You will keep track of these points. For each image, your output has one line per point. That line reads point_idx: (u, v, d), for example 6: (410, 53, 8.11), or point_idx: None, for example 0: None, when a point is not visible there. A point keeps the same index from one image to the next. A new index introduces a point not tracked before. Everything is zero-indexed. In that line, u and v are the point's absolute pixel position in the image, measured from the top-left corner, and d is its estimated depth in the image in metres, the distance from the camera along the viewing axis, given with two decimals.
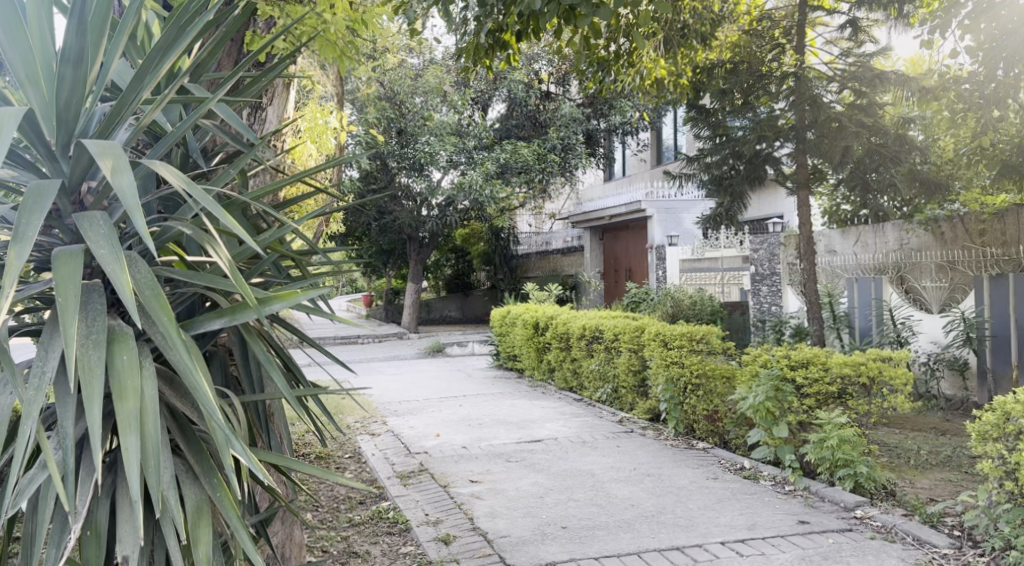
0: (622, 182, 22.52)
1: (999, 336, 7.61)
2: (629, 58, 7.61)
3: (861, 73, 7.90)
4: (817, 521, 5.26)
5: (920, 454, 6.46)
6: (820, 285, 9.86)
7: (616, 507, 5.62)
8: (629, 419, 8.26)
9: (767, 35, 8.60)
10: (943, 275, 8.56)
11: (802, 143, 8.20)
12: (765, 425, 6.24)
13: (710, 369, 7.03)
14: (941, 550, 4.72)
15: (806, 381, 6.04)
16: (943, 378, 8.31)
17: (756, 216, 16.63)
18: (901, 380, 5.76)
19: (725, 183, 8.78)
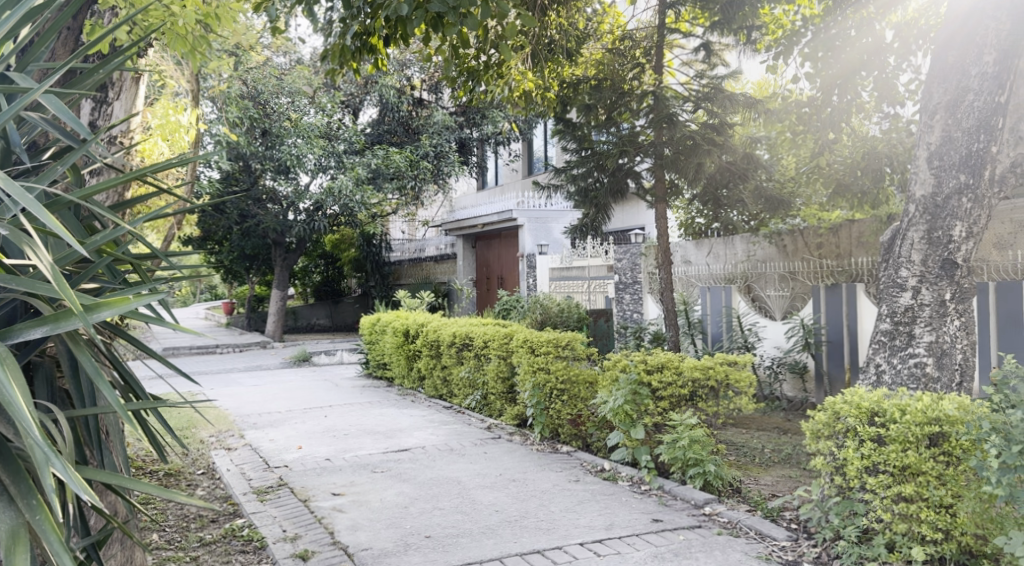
0: (495, 192, 22.84)
1: (834, 341, 8.32)
2: (498, 69, 7.72)
3: (714, 94, 8.24)
4: (670, 518, 5.50)
5: (764, 452, 6.90)
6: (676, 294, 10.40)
7: (481, 514, 5.64)
8: (498, 426, 8.31)
9: (629, 54, 8.95)
10: (785, 285, 9.15)
11: (660, 159, 8.67)
12: (624, 428, 6.45)
13: (576, 375, 7.33)
14: (780, 542, 5.05)
15: (661, 384, 6.32)
16: (786, 380, 8.89)
17: (620, 227, 17.25)
18: (746, 382, 6.09)
19: (591, 195, 9.02)
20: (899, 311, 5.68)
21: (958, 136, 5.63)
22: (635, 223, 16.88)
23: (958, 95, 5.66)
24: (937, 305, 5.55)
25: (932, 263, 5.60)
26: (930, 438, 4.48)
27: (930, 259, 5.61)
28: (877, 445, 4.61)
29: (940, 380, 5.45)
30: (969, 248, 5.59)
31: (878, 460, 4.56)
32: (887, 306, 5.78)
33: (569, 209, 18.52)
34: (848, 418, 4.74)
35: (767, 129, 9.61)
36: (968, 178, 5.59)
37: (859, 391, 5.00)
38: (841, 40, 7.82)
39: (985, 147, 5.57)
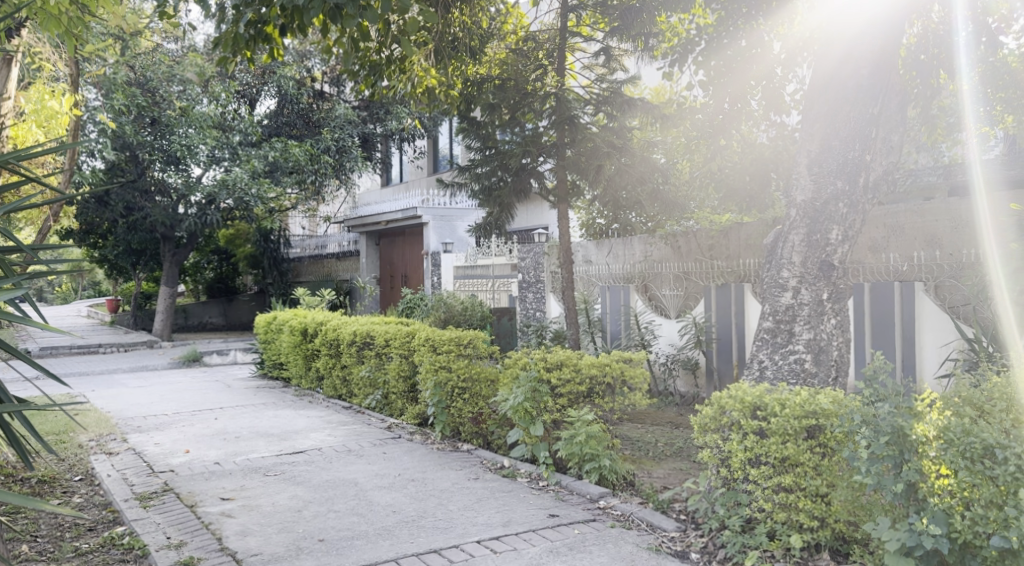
0: (399, 189, 22.60)
1: (723, 338, 8.67)
2: (400, 64, 7.61)
3: (613, 98, 8.58)
4: (566, 513, 5.59)
5: (657, 446, 7.12)
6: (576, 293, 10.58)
7: (377, 515, 5.57)
8: (398, 425, 8.23)
9: (532, 55, 8.96)
10: (680, 285, 9.47)
11: (562, 159, 8.82)
12: (523, 425, 6.51)
13: (477, 373, 7.32)
14: (669, 533, 5.22)
15: (560, 381, 6.38)
16: (679, 376, 9.20)
17: (523, 227, 17.38)
18: (640, 379, 6.32)
19: (494, 194, 8.99)
20: (780, 309, 5.95)
21: (836, 145, 6.01)
22: (538, 223, 17.05)
23: (836, 106, 6.04)
24: (815, 305, 5.86)
25: (811, 265, 5.92)
26: (808, 431, 4.73)
27: (809, 260, 5.92)
28: (758, 438, 4.84)
29: (818, 375, 5.78)
30: (845, 250, 5.93)
31: (760, 451, 4.78)
32: (769, 304, 6.05)
33: (474, 207, 18.51)
34: (734, 412, 4.95)
35: (663, 135, 9.98)
36: (844, 185, 5.96)
37: (744, 386, 5.22)
38: (731, 49, 8.02)
39: (860, 157, 5.95)
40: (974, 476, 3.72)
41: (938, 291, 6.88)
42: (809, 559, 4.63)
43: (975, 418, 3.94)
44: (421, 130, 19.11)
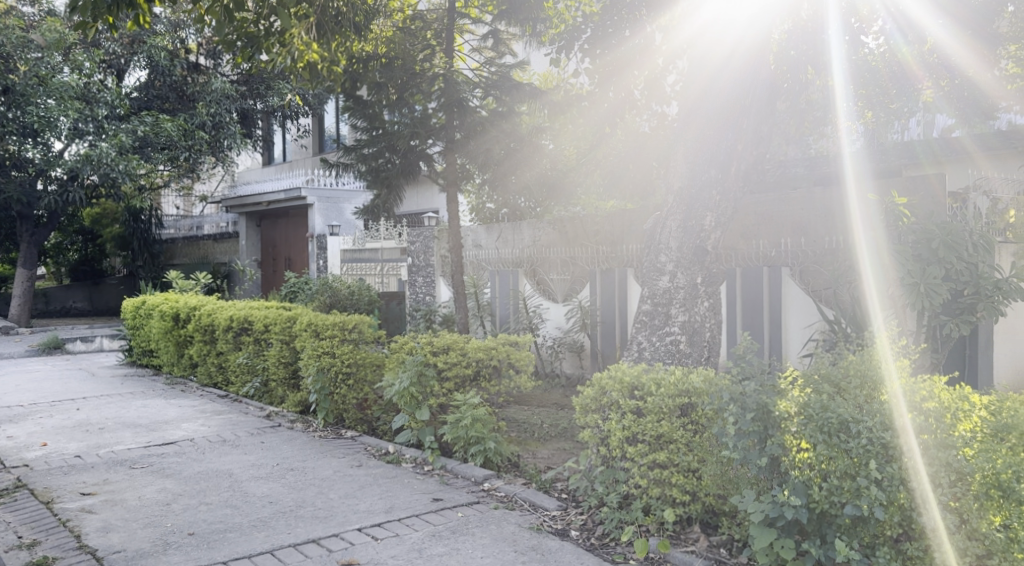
0: (283, 167, 21.85)
1: (607, 322, 9.00)
2: (281, 37, 7.25)
3: (502, 82, 8.54)
4: (449, 496, 5.55)
5: (543, 428, 7.21)
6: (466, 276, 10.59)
7: (252, 506, 5.38)
8: (278, 413, 7.95)
9: (419, 35, 8.72)
10: (566, 269, 9.51)
11: (451, 143, 8.75)
12: (409, 410, 6.25)
13: (363, 358, 7.14)
14: (551, 512, 5.31)
15: (446, 364, 6.31)
16: (565, 357, 9.42)
17: (412, 210, 17.26)
18: (525, 361, 6.42)
19: (382, 175, 8.81)
20: (658, 293, 6.14)
21: (710, 134, 6.31)
22: (428, 206, 17.02)
23: (709, 97, 6.31)
24: (690, 288, 6.09)
25: (686, 249, 6.14)
26: (681, 408, 4.90)
27: (684, 245, 6.15)
28: (635, 417, 4.98)
29: (692, 355, 6.00)
30: (717, 236, 6.19)
31: (638, 430, 4.92)
32: (648, 288, 6.23)
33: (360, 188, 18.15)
34: (613, 392, 5.09)
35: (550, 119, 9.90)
36: (717, 173, 6.24)
37: (623, 367, 5.37)
38: (614, 38, 7.90)
39: (732, 148, 6.27)
40: (830, 450, 3.89)
41: (802, 275, 7.20)
42: (681, 533, 4.82)
43: (832, 394, 4.14)
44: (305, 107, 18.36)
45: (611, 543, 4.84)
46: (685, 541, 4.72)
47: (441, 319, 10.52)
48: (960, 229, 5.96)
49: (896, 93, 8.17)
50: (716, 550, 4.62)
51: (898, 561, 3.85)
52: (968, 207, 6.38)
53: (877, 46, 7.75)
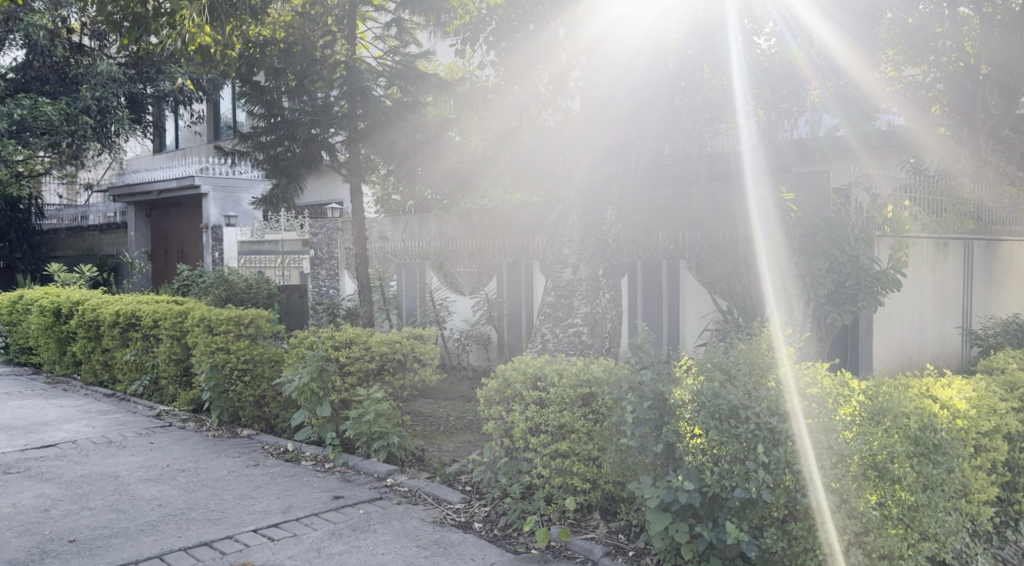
0: (175, 154, 20.88)
1: (513, 315, 9.08)
2: (170, 17, 6.86)
3: (406, 72, 8.24)
4: (350, 493, 5.39)
5: (449, 421, 7.07)
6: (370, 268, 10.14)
7: (140, 510, 5.12)
8: (169, 412, 7.61)
9: (320, 20, 8.41)
10: (473, 262, 9.48)
11: (353, 132, 8.47)
12: (309, 406, 6.08)
13: (260, 353, 6.87)
14: (454, 505, 5.24)
15: (349, 359, 6.09)
16: (472, 351, 9.31)
17: (315, 200, 16.79)
18: (430, 354, 6.31)
19: (281, 165, 8.56)
20: (562, 285, 6.19)
21: (611, 129, 6.41)
22: (332, 197, 16.46)
23: (611, 92, 6.42)
24: (592, 281, 6.16)
25: (588, 242, 6.23)
26: (582, 399, 4.93)
27: (586, 238, 6.24)
28: (539, 408, 5.00)
29: (594, 346, 6.05)
30: (617, 228, 6.32)
31: (540, 421, 4.94)
32: (551, 280, 6.28)
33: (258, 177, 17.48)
34: (516, 383, 5.12)
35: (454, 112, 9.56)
36: (618, 166, 6.38)
37: (527, 358, 5.40)
38: (520, 30, 7.67)
39: (631, 143, 6.40)
40: (722, 435, 4.01)
41: (698, 268, 7.41)
42: (581, 520, 4.90)
43: (723, 381, 4.27)
44: (199, 92, 17.62)
45: (513, 533, 4.85)
46: (584, 528, 4.81)
47: (344, 313, 10.33)
48: (842, 224, 6.30)
49: (787, 91, 8.63)
50: (615, 536, 4.70)
51: (784, 541, 3.95)
52: (850, 202, 6.64)
53: (767, 46, 8.10)
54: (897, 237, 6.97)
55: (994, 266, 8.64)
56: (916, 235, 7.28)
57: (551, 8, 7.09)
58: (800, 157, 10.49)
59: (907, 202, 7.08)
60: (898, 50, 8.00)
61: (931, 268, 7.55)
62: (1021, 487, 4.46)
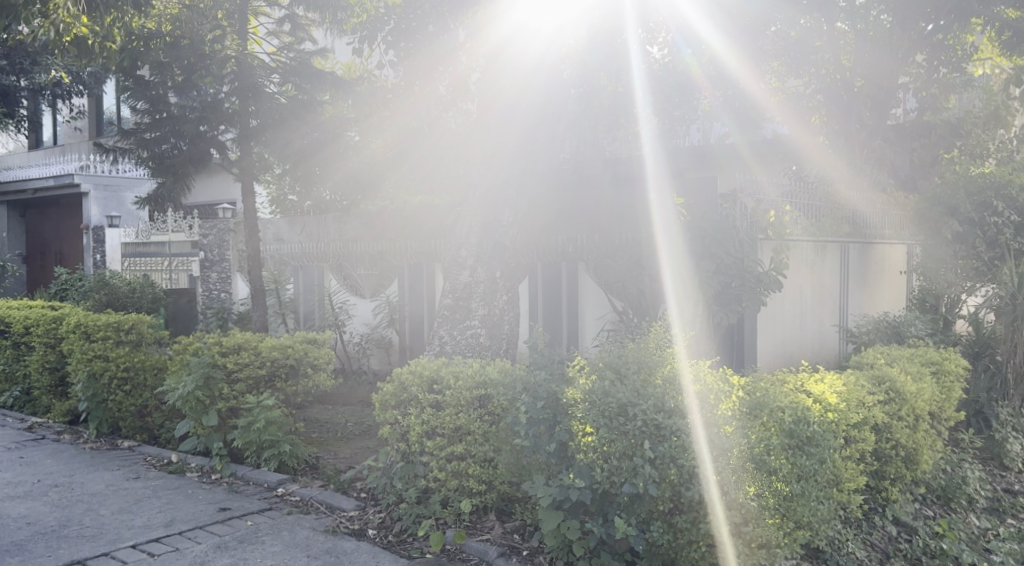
0: (53, 151, 19.72)
1: (415, 317, 9.11)
2: (43, 5, 6.46)
3: (301, 69, 8.10)
4: (238, 505, 5.18)
5: (346, 427, 6.86)
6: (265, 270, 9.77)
7: (5, 529, 4.77)
8: (42, 425, 7.14)
9: (208, 14, 7.96)
10: (374, 265, 9.40)
11: (245, 130, 8.15)
12: (194, 415, 5.82)
13: (142, 361, 6.50)
14: (347, 513, 5.04)
15: (237, 365, 5.87)
16: (373, 354, 9.14)
17: (202, 200, 16.70)
18: (324, 358, 6.14)
19: (166, 163, 8.26)
20: (459, 287, 6.15)
21: (507, 133, 6.44)
22: (224, 198, 16.65)
23: (508, 96, 6.43)
24: (489, 283, 6.17)
25: (485, 245, 6.22)
26: (478, 400, 4.79)
27: (484, 241, 6.22)
28: (434, 411, 4.81)
29: (491, 348, 6.06)
30: (514, 232, 6.34)
31: (436, 424, 4.75)
32: (449, 282, 6.22)
33: (145, 176, 16.73)
34: (411, 387, 4.88)
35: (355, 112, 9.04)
36: (513, 170, 6.40)
37: (422, 361, 5.18)
38: (421, 33, 7.26)
39: (528, 148, 6.49)
40: (611, 432, 4.08)
41: (596, 269, 7.58)
42: (477, 522, 4.79)
43: (614, 380, 4.35)
44: (78, 86, 16.73)
45: (408, 539, 4.72)
46: (480, 530, 4.72)
47: (236, 318, 10.02)
48: (731, 227, 6.59)
49: (683, 101, 8.72)
50: (510, 536, 4.65)
51: (669, 534, 4.04)
52: (737, 206, 6.93)
53: (661, 55, 8.17)
54: (779, 240, 7.29)
55: (870, 268, 9.14)
56: (797, 239, 7.61)
57: (452, 12, 6.92)
58: (695, 162, 10.82)
59: (788, 207, 7.42)
60: (780, 63, 8.58)
61: (810, 269, 7.93)
62: (888, 476, 4.72)
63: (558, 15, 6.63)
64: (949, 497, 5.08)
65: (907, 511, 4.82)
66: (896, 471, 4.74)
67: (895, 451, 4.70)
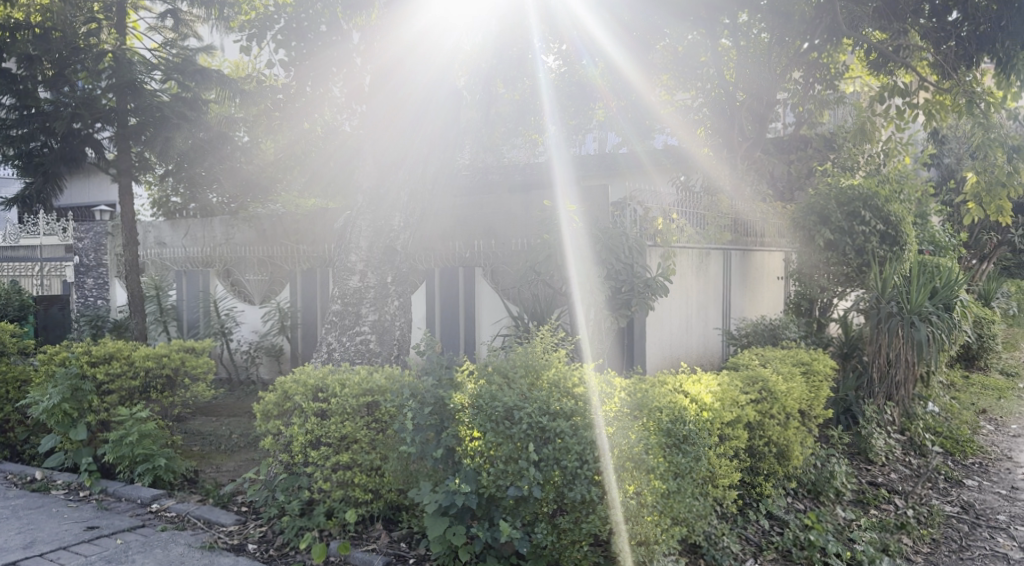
0: None
1: (307, 323, 8.76)
2: None
3: (184, 65, 7.77)
4: (106, 523, 4.89)
5: (230, 439, 6.58)
6: (145, 277, 9.39)
7: None
8: None
9: (84, 6, 7.71)
10: (263, 270, 9.09)
11: (123, 128, 7.81)
12: (60, 430, 5.48)
13: (5, 373, 6.08)
14: (227, 528, 4.82)
15: (109, 376, 5.57)
16: (262, 363, 8.89)
17: (76, 203, 16.43)
18: (203, 368, 5.91)
19: (36, 162, 7.81)
20: (349, 292, 6.05)
21: (395, 136, 6.34)
22: (101, 198, 16.50)
23: (400, 100, 6.38)
24: (379, 288, 6.10)
25: (375, 249, 6.15)
26: (365, 407, 4.67)
27: (374, 245, 6.15)
28: (319, 420, 4.65)
29: (381, 354, 5.97)
30: (406, 236, 6.31)
31: (320, 433, 4.59)
32: (338, 287, 6.11)
33: (13, 176, 15.79)
34: (295, 396, 4.71)
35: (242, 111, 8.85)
36: (405, 174, 6.33)
37: (307, 368, 5.02)
38: (312, 34, 7.14)
39: (419, 152, 6.37)
40: (498, 436, 4.09)
41: (493, 275, 7.63)
42: (363, 532, 4.67)
43: (501, 384, 4.37)
44: None
45: (290, 552, 4.52)
46: (366, 540, 4.58)
47: (112, 325, 9.50)
48: (621, 235, 6.74)
49: (578, 108, 9.28)
50: (397, 545, 4.54)
51: (553, 535, 4.08)
52: (626, 212, 7.12)
53: (559, 64, 8.62)
54: (666, 247, 7.46)
55: (754, 274, 9.48)
56: (683, 245, 7.85)
57: (345, 12, 6.79)
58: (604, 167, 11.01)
59: (675, 215, 7.62)
60: (669, 77, 8.88)
61: (695, 274, 8.19)
62: (761, 471, 4.99)
63: (460, 21, 6.62)
64: (819, 490, 5.40)
65: (779, 505, 5.07)
66: (768, 467, 5.00)
67: (768, 448, 4.96)
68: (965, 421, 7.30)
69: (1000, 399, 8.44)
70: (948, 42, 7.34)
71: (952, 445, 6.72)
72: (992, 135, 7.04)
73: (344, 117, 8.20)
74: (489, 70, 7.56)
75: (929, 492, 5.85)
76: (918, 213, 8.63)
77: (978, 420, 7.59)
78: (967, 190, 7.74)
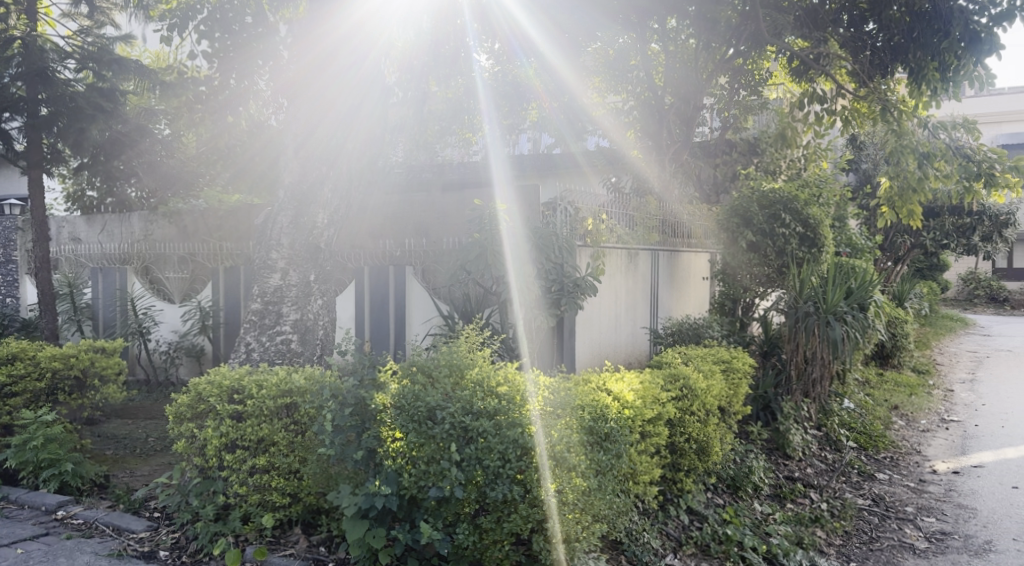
0: None
1: (230, 323, 8.54)
2: None
3: (101, 54, 7.48)
4: (6, 532, 4.66)
5: (147, 442, 6.35)
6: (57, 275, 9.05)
7: None
8: None
9: None
10: (184, 267, 8.82)
11: (35, 118, 7.48)
12: None
13: None
14: (137, 535, 4.64)
15: (13, 379, 5.36)
16: (182, 364, 8.64)
17: None
18: (113, 369, 5.79)
19: None
20: (268, 291, 5.89)
21: (318, 131, 6.19)
22: (11, 192, 15.77)
23: (330, 95, 6.25)
24: (301, 286, 5.99)
25: (298, 247, 6.03)
26: (283, 408, 4.56)
27: (296, 242, 6.03)
28: (234, 422, 4.52)
29: (303, 354, 5.86)
30: (330, 234, 6.22)
31: (236, 436, 4.47)
32: (257, 286, 5.94)
33: None
34: (209, 398, 4.57)
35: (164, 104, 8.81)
36: (328, 170, 6.21)
37: (223, 369, 4.87)
38: (238, 25, 6.95)
39: (342, 147, 6.25)
40: (420, 436, 4.06)
41: (424, 274, 7.60)
42: (281, 537, 4.57)
43: (424, 384, 4.32)
44: None
45: (203, 558, 4.39)
46: (284, 545, 4.49)
47: (20, 324, 9.09)
48: (552, 236, 6.78)
49: (512, 106, 9.36)
50: (316, 550, 4.46)
51: (474, 535, 4.05)
52: (557, 213, 7.11)
53: (491, 63, 8.78)
54: (595, 247, 7.53)
55: (681, 275, 9.66)
56: (612, 244, 7.94)
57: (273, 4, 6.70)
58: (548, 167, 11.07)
59: (604, 216, 7.69)
60: (600, 80, 9.06)
61: (623, 274, 8.28)
62: (682, 467, 5.08)
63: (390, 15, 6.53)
64: (737, 485, 5.53)
65: (699, 500, 5.18)
66: (689, 463, 5.10)
67: (689, 444, 5.05)
68: (878, 418, 7.59)
69: (911, 395, 8.83)
70: (865, 52, 7.62)
71: (865, 440, 6.98)
72: (904, 142, 7.38)
73: (271, 112, 8.17)
74: (426, 67, 7.78)
75: (843, 486, 6.08)
76: (837, 217, 8.93)
77: (890, 415, 7.92)
78: (881, 195, 8.06)
